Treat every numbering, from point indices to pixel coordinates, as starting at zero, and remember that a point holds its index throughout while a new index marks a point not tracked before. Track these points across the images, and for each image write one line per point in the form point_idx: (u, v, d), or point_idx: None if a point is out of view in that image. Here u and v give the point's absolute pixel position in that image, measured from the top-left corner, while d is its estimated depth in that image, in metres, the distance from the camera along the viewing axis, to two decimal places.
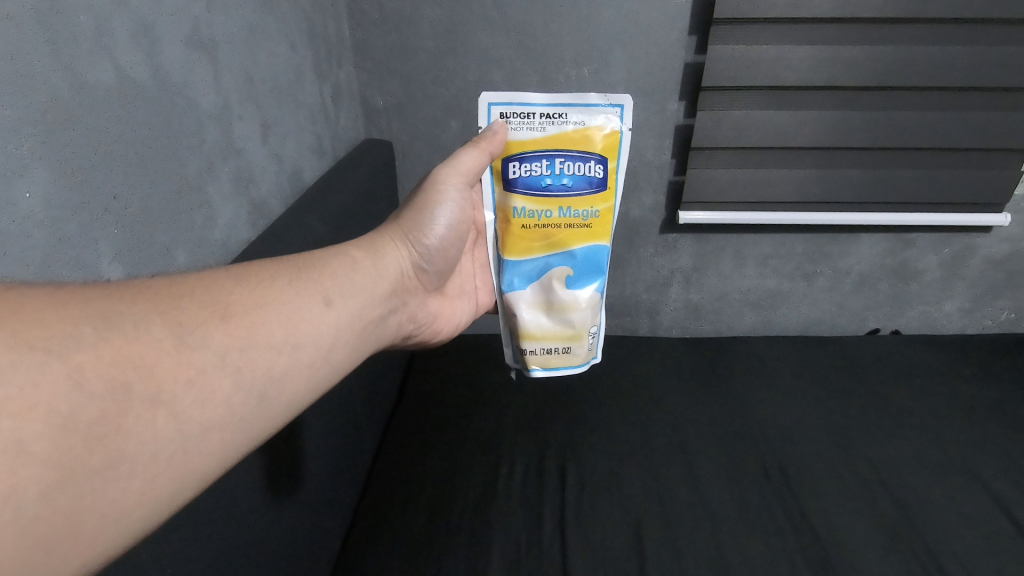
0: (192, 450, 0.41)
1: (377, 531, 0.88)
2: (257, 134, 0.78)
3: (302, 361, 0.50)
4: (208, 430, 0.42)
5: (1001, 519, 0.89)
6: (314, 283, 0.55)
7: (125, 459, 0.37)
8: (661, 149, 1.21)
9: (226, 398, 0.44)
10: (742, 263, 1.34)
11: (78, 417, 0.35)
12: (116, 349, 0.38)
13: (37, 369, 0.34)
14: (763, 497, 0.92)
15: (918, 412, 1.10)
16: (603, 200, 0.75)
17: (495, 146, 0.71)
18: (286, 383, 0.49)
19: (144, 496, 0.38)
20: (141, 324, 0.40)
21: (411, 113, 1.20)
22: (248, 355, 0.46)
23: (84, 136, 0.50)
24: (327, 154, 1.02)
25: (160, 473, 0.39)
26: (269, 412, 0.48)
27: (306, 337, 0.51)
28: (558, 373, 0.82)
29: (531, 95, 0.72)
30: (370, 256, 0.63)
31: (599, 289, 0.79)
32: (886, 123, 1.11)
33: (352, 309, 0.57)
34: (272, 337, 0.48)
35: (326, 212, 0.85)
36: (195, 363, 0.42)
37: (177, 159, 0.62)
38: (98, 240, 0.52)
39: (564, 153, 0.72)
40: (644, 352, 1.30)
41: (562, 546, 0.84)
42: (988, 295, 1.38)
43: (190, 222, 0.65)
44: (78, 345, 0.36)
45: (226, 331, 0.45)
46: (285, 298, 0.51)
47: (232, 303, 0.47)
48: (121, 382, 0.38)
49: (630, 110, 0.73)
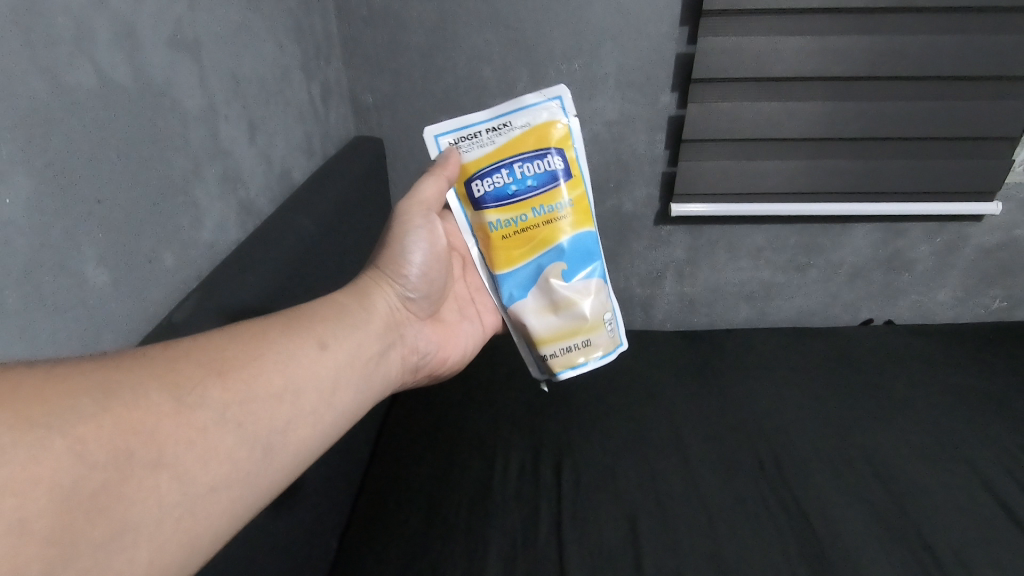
0: (199, 512, 0.41)
1: (375, 530, 0.88)
2: (245, 134, 0.77)
3: (305, 409, 0.51)
4: (213, 488, 0.42)
5: (995, 507, 0.89)
6: (308, 327, 0.55)
7: (130, 528, 0.37)
8: (653, 142, 1.21)
9: (230, 454, 0.44)
10: (736, 256, 1.34)
11: (82, 489, 0.35)
12: (117, 418, 0.38)
13: (38, 446, 0.34)
14: (759, 489, 0.93)
15: (912, 402, 1.11)
16: (572, 188, 0.77)
17: (450, 170, 0.73)
18: (291, 432, 0.49)
19: (153, 564, 0.38)
20: (139, 389, 0.40)
21: (401, 110, 1.19)
22: (249, 409, 0.46)
23: (66, 142, 0.49)
24: (317, 153, 1.01)
25: (167, 539, 0.39)
26: (276, 464, 0.48)
27: (306, 383, 0.51)
28: (587, 369, 0.80)
29: (470, 117, 0.77)
30: (359, 297, 0.63)
31: (599, 274, 0.79)
32: (878, 113, 1.11)
33: (349, 350, 0.57)
34: (271, 386, 0.48)
35: (316, 212, 0.85)
36: (197, 423, 0.42)
37: (162, 162, 0.61)
38: (82, 246, 0.51)
39: (520, 156, 0.75)
40: (639, 346, 1.30)
41: (558, 540, 0.85)
42: (980, 284, 1.38)
43: (176, 227, 0.64)
44: (78, 416, 0.37)
45: (224, 387, 0.45)
46: (279, 347, 0.51)
47: (228, 358, 0.47)
48: (123, 450, 0.38)
49: (568, 99, 0.77)
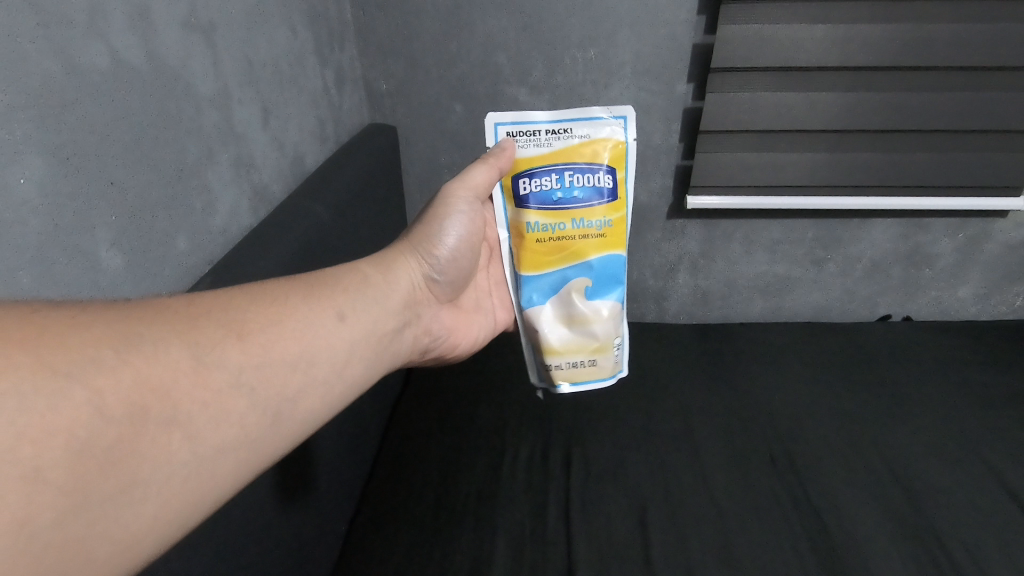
0: (205, 472, 0.42)
1: (383, 517, 0.89)
2: (259, 120, 0.77)
3: (316, 378, 0.51)
4: (221, 451, 0.43)
5: (1012, 508, 0.87)
6: (328, 297, 0.55)
7: (138, 483, 0.38)
8: (669, 133, 1.19)
9: (240, 418, 0.44)
10: (751, 249, 1.32)
11: (95, 442, 0.36)
12: (135, 372, 0.39)
13: (58, 395, 0.35)
14: (771, 486, 0.92)
15: (930, 400, 1.09)
16: (614, 210, 0.75)
17: (504, 162, 0.72)
18: (300, 401, 0.49)
19: (157, 520, 0.39)
20: (160, 345, 0.41)
21: (415, 98, 1.19)
22: (263, 373, 0.46)
23: (80, 122, 0.49)
24: (330, 139, 1.01)
25: (173, 496, 0.40)
26: (284, 431, 0.48)
27: (320, 353, 0.51)
28: (585, 387, 0.81)
29: (534, 113, 0.73)
30: (382, 270, 0.63)
31: (619, 299, 0.79)
32: (901, 104, 1.08)
33: (366, 324, 0.57)
34: (287, 354, 0.49)
35: (329, 198, 0.84)
36: (212, 384, 0.43)
37: (176, 145, 0.61)
38: (96, 228, 0.52)
39: (572, 166, 0.73)
40: (651, 339, 1.29)
41: (566, 532, 0.84)
42: (1004, 280, 1.35)
43: (189, 210, 0.64)
44: (100, 367, 0.37)
45: (241, 350, 0.46)
46: (299, 315, 0.51)
47: (248, 321, 0.47)
48: (139, 406, 0.38)
49: (633, 121, 0.74)
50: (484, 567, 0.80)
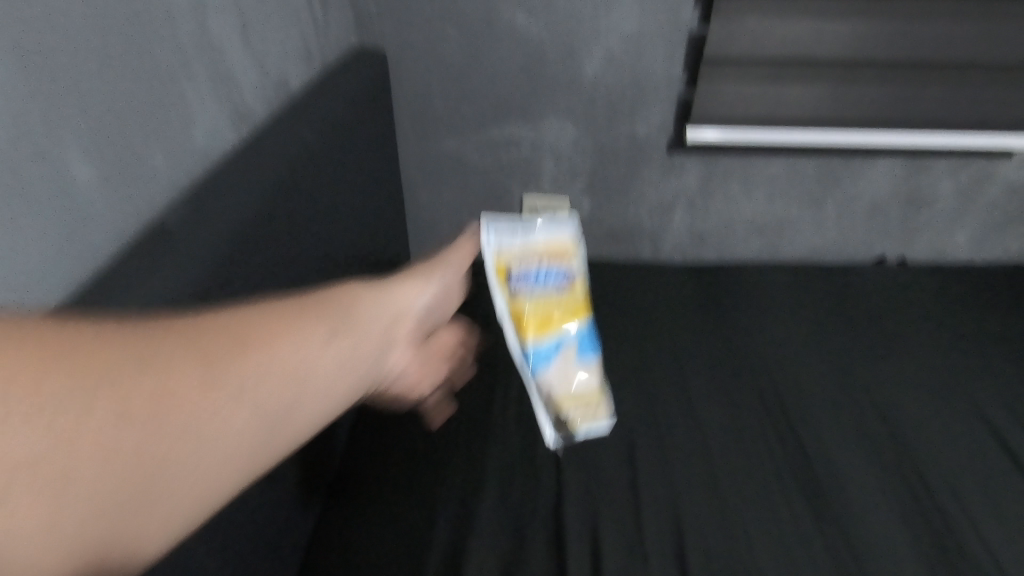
0: (210, 481, 0.37)
1: (375, 448, 0.90)
2: (238, 33, 0.73)
3: (329, 391, 0.45)
4: (227, 460, 0.37)
5: (988, 444, 0.90)
6: (337, 306, 0.48)
7: (142, 493, 0.33)
8: (671, 62, 1.14)
9: (248, 427, 0.38)
10: (750, 188, 1.30)
11: (100, 442, 0.32)
12: (146, 379, 0.34)
13: (65, 394, 0.31)
14: (759, 421, 0.93)
15: (920, 340, 1.09)
16: None
17: (468, 254, 0.74)
18: (312, 417, 0.43)
19: (155, 533, 0.34)
20: (169, 354, 0.36)
21: (406, 19, 1.12)
22: (273, 383, 0.40)
23: (34, 17, 0.45)
24: (316, 61, 0.96)
25: (177, 506, 0.35)
26: (292, 443, 0.42)
27: (333, 365, 0.45)
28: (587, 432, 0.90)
29: None
30: (386, 285, 0.56)
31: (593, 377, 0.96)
32: (912, 35, 1.07)
33: (375, 335, 0.50)
34: (298, 365, 0.42)
35: (314, 122, 0.81)
36: (223, 389, 0.37)
37: (146, 53, 0.57)
38: (64, 137, 0.49)
39: None
40: (645, 278, 1.28)
41: (556, 464, 0.86)
42: (1003, 223, 1.34)
43: (165, 126, 0.61)
44: (113, 372, 0.33)
45: (252, 356, 0.39)
46: (311, 322, 0.45)
47: (256, 330, 0.41)
48: (150, 410, 0.34)
49: None
50: (477, 495, 0.82)
